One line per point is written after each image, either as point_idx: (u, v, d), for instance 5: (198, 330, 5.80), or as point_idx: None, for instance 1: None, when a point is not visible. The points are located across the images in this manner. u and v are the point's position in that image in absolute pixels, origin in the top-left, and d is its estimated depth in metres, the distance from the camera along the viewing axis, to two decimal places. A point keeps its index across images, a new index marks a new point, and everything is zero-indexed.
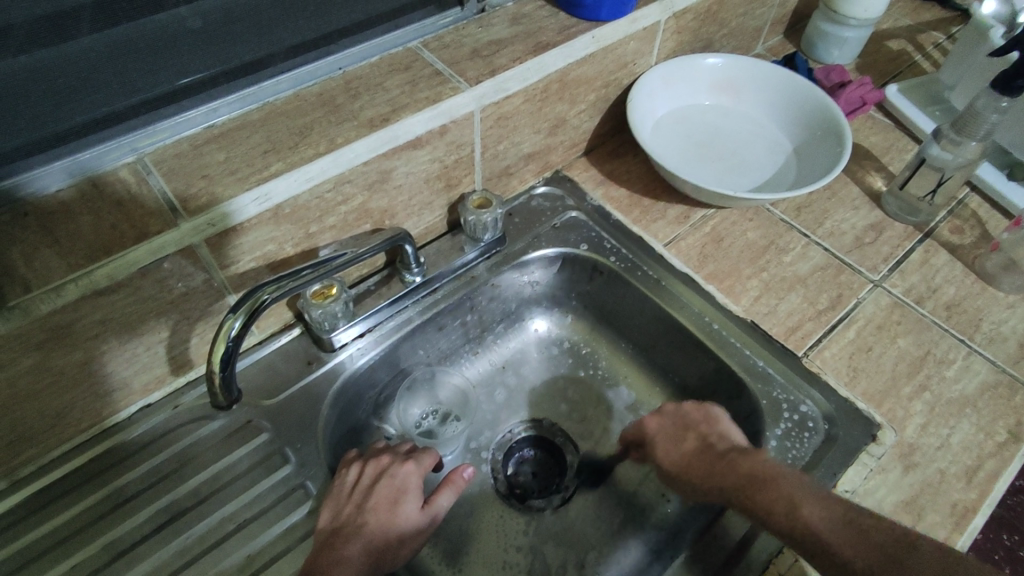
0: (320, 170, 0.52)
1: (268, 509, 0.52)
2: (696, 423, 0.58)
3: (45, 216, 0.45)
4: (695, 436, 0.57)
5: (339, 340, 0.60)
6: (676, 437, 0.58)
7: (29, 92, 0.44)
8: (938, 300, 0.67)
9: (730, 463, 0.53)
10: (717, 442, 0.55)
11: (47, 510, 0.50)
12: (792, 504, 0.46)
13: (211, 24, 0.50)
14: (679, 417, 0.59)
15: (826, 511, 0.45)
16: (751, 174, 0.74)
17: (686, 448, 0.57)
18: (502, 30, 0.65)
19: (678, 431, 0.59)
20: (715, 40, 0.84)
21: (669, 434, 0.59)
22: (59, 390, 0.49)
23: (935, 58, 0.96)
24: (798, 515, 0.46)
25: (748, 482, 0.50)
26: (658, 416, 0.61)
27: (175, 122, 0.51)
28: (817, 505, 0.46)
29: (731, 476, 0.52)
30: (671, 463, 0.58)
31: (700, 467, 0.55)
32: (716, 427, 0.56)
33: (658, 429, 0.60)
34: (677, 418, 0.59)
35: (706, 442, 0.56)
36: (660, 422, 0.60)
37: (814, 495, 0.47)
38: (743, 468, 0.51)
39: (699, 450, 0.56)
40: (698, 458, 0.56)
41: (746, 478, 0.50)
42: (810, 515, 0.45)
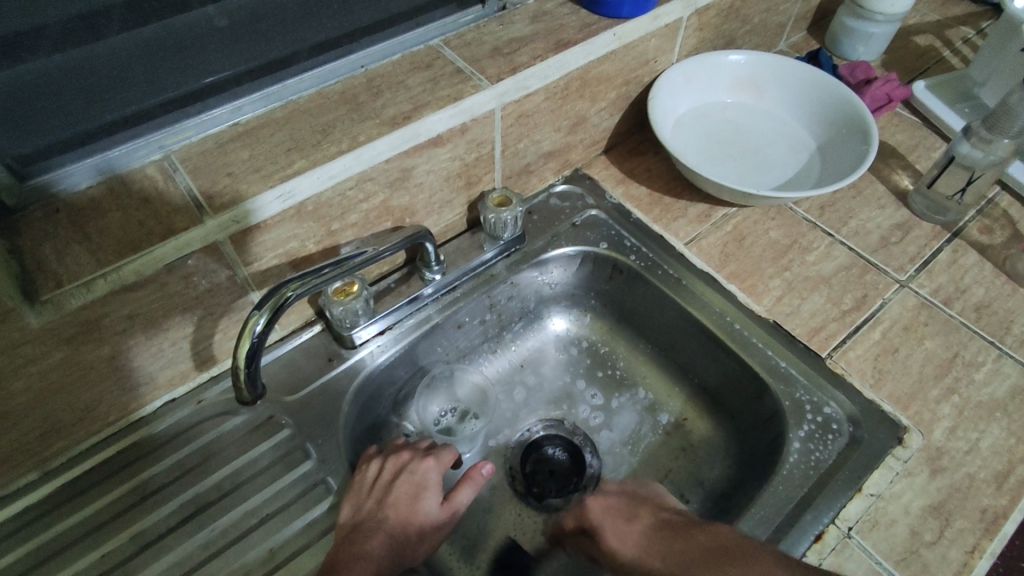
0: (342, 168, 0.52)
1: (290, 504, 0.53)
2: (642, 500, 0.58)
3: (76, 212, 0.46)
4: (642, 523, 0.56)
5: (360, 337, 0.61)
6: (622, 517, 0.57)
7: (62, 91, 0.45)
8: (967, 301, 0.65)
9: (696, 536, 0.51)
10: (662, 520, 0.55)
11: (76, 501, 0.51)
12: (760, 555, 0.45)
13: (237, 23, 0.51)
14: (624, 495, 0.59)
15: (790, 567, 0.44)
16: (775, 172, 0.73)
17: (638, 529, 0.55)
18: (524, 28, 0.65)
19: (624, 514, 0.57)
20: (737, 36, 0.83)
21: (615, 513, 0.58)
22: (87, 384, 0.50)
23: (964, 54, 0.94)
24: (767, 568, 0.44)
25: (712, 551, 0.47)
26: (599, 498, 0.60)
27: (201, 120, 0.52)
28: (778, 560, 0.45)
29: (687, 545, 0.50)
30: (613, 541, 0.55)
31: (643, 550, 0.53)
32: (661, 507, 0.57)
33: (602, 511, 0.58)
34: (620, 497, 0.59)
35: (652, 527, 0.55)
36: (603, 502, 0.59)
37: (773, 552, 0.46)
38: (705, 538, 0.50)
39: (652, 530, 0.54)
40: (646, 538, 0.53)
41: (713, 542, 0.48)
42: (776, 568, 0.44)
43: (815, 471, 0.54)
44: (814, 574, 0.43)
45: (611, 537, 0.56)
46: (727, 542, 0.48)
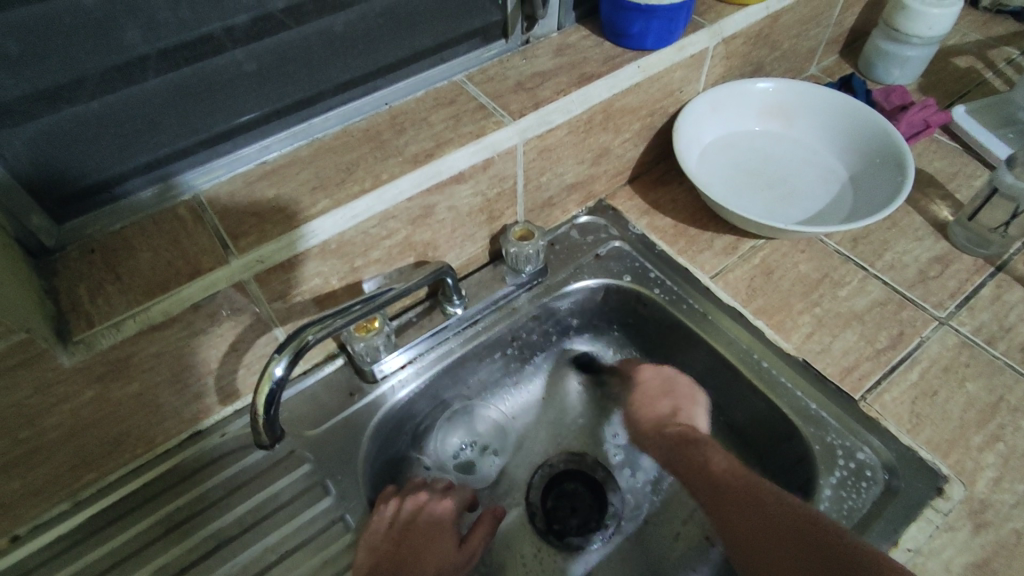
0: (365, 207, 0.53)
1: (309, 541, 0.53)
2: (681, 394, 0.65)
3: (109, 253, 0.48)
4: (672, 402, 0.65)
5: (382, 371, 0.61)
6: (659, 393, 0.66)
7: (99, 136, 0.46)
8: (1012, 340, 0.62)
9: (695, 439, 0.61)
10: (683, 420, 0.64)
11: (103, 533, 0.52)
12: (704, 462, 0.58)
13: (265, 65, 0.52)
14: (668, 380, 0.67)
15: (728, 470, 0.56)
16: (806, 203, 0.71)
17: (662, 409, 0.65)
18: (547, 61, 0.65)
19: (660, 391, 0.66)
20: (766, 63, 0.81)
21: (653, 388, 0.67)
22: (117, 418, 0.51)
23: (1007, 76, 0.90)
24: (706, 462, 0.57)
25: (685, 445, 0.61)
26: (652, 367, 0.69)
27: (229, 160, 0.54)
28: (719, 454, 0.58)
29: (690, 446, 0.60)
30: (640, 415, 0.67)
31: (658, 424, 0.65)
32: (685, 404, 0.65)
33: (646, 378, 0.68)
34: (664, 379, 0.67)
35: (672, 415, 0.64)
36: (651, 374, 0.68)
37: (721, 452, 0.59)
38: (688, 437, 0.61)
39: (657, 422, 0.65)
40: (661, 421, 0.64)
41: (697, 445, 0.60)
42: (712, 460, 0.57)
43: (848, 521, 0.52)
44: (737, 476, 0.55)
45: (643, 409, 0.67)
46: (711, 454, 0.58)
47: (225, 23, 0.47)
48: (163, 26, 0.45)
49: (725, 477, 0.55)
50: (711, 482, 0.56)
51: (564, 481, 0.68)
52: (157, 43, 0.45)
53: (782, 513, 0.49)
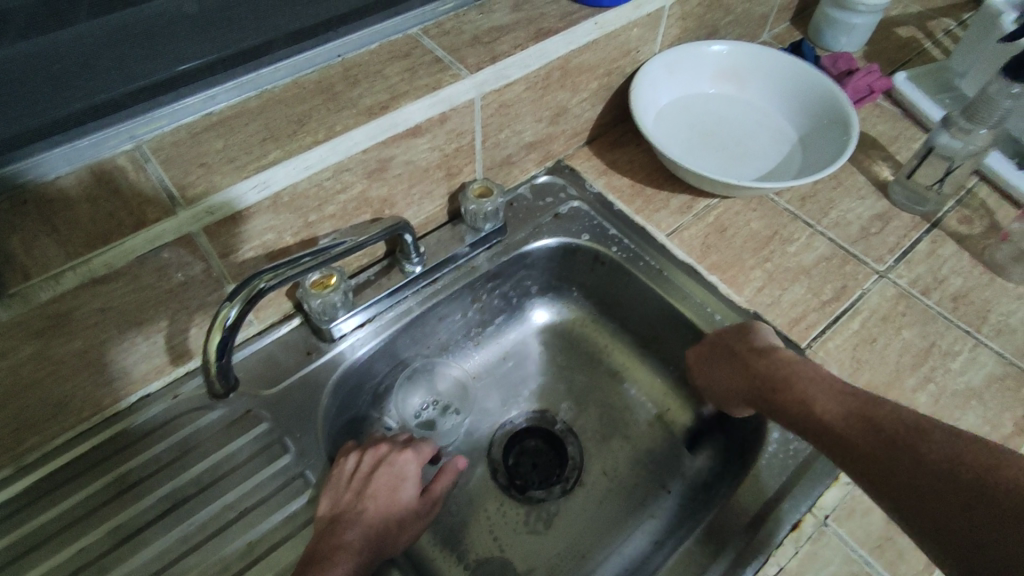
0: (319, 158, 0.52)
1: (268, 498, 0.52)
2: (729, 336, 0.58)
3: (45, 204, 0.44)
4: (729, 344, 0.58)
5: (340, 329, 0.60)
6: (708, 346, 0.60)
7: (32, 80, 0.46)
8: (945, 291, 0.66)
9: (766, 371, 0.53)
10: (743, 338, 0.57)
11: (50, 497, 0.50)
12: (807, 403, 0.49)
13: (206, 10, 0.53)
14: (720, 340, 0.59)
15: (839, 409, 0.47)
16: (757, 163, 0.73)
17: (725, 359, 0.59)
18: (504, 16, 0.64)
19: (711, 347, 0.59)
20: (720, 27, 0.83)
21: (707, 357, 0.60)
22: (60, 379, 0.49)
23: (945, 46, 0.94)
24: (813, 412, 0.48)
25: (785, 385, 0.52)
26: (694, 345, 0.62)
27: (174, 109, 0.51)
28: (829, 399, 0.48)
29: (768, 369, 0.53)
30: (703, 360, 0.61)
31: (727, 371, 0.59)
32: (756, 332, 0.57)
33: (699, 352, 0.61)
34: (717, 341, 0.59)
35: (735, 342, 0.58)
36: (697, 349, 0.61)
37: (830, 390, 0.49)
38: (766, 369, 0.53)
39: (722, 350, 0.58)
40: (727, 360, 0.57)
41: (786, 379, 0.52)
42: (822, 409, 0.48)
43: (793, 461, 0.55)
44: (857, 415, 0.45)
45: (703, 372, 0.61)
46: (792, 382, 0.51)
47: None
48: None
49: (840, 418, 0.46)
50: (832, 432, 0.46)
51: (526, 438, 0.70)
52: None
53: (829, 415, 0.47)
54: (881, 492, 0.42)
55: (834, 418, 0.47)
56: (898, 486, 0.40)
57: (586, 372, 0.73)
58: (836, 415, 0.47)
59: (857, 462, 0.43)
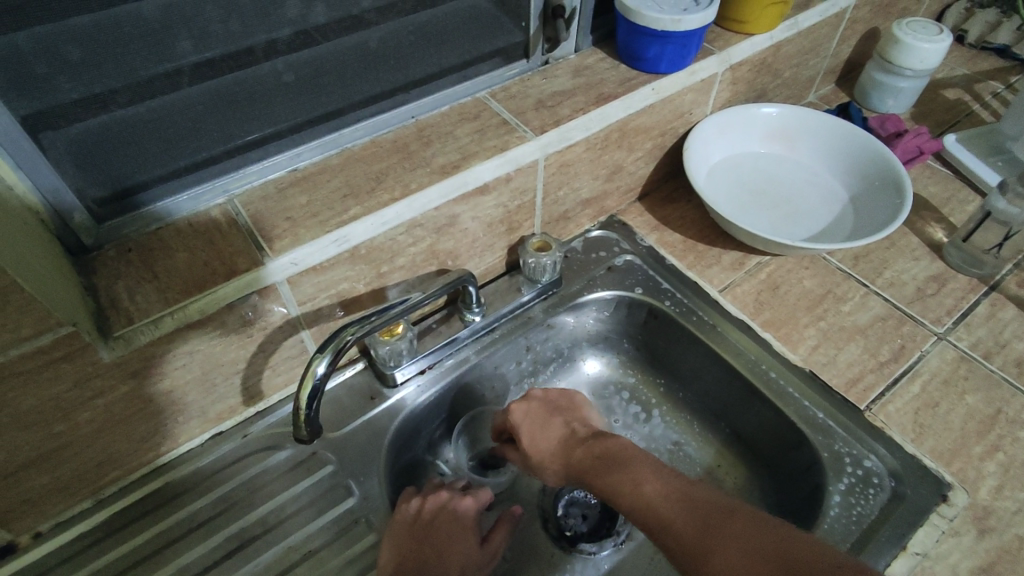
0: (395, 214, 0.55)
1: (331, 541, 0.53)
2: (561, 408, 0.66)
3: (145, 251, 0.49)
4: (559, 420, 0.65)
5: (402, 375, 0.62)
6: (540, 422, 0.65)
7: (144, 138, 0.48)
8: (1007, 355, 0.65)
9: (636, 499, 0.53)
10: (580, 427, 0.64)
11: (127, 530, 0.52)
12: (663, 523, 0.49)
13: (301, 76, 0.54)
14: (543, 403, 0.66)
15: (692, 529, 0.47)
16: (808, 223, 0.74)
17: (554, 430, 0.64)
18: (566, 81, 0.68)
19: (554, 435, 0.64)
20: (769, 89, 0.86)
21: (537, 416, 0.65)
22: (145, 417, 0.52)
23: (994, 108, 0.95)
24: (665, 523, 0.49)
25: (642, 510, 0.52)
26: (522, 403, 0.66)
27: (263, 166, 0.55)
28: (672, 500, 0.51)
29: (618, 448, 0.57)
30: (541, 445, 0.63)
31: (563, 449, 0.62)
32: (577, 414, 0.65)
33: (524, 412, 0.65)
34: (541, 404, 0.66)
35: (569, 432, 0.64)
36: (526, 404, 0.66)
37: (682, 506, 0.50)
38: (615, 449, 0.57)
39: (566, 437, 0.63)
40: (559, 445, 0.63)
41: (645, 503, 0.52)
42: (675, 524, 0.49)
43: (857, 527, 0.54)
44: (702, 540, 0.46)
45: (540, 443, 0.64)
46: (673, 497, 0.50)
47: (269, 36, 0.50)
48: (214, 36, 0.47)
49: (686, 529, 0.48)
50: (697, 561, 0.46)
51: (576, 490, 0.69)
52: (206, 51, 0.47)
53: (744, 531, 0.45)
54: None
55: (694, 542, 0.47)
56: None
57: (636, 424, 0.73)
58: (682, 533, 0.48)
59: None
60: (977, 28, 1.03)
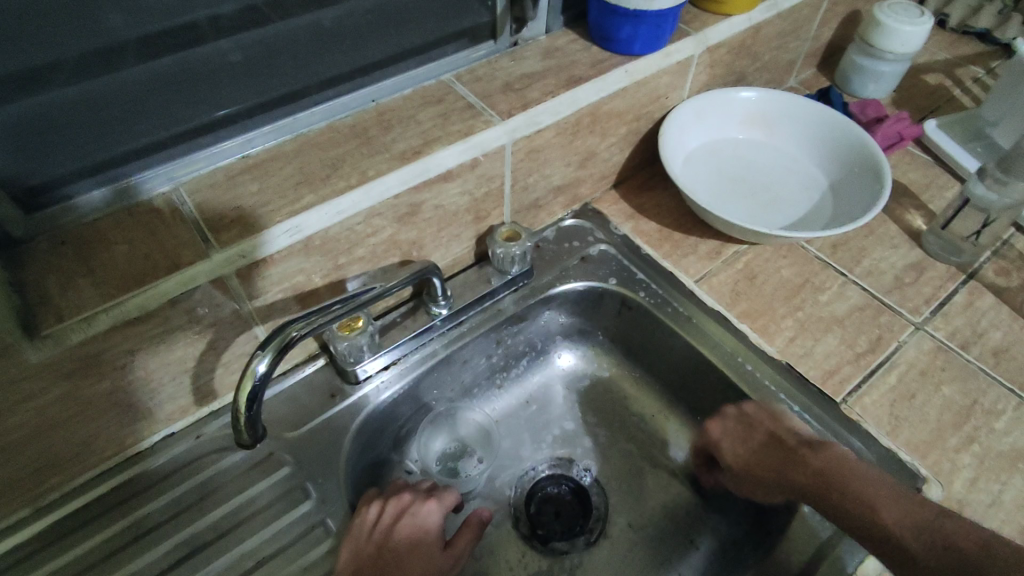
0: (351, 203, 0.52)
1: (288, 546, 0.51)
2: (761, 418, 0.58)
3: (80, 245, 0.46)
4: (764, 431, 0.57)
5: (364, 372, 0.60)
6: (739, 438, 0.59)
7: (76, 123, 0.45)
8: (985, 345, 0.64)
9: (836, 468, 0.51)
10: (789, 438, 0.55)
11: (69, 539, 0.50)
12: (865, 504, 0.48)
13: (250, 58, 0.52)
14: (741, 416, 0.59)
15: (905, 518, 0.46)
16: (786, 211, 0.73)
17: (759, 438, 0.57)
18: (535, 64, 0.65)
19: (739, 433, 0.59)
20: (748, 73, 0.83)
21: (735, 432, 0.59)
22: (86, 419, 0.49)
23: (974, 93, 0.94)
24: (875, 516, 0.47)
25: (823, 479, 0.51)
26: (718, 420, 0.61)
27: (211, 152, 0.52)
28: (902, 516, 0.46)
29: (828, 464, 0.51)
30: (739, 454, 0.59)
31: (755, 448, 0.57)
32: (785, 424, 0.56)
33: (720, 430, 0.60)
34: (739, 416, 0.59)
35: (772, 438, 0.56)
36: (722, 423, 0.60)
37: (881, 490, 0.48)
38: (824, 464, 0.51)
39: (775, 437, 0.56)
40: (765, 454, 0.56)
41: (823, 476, 0.51)
42: (885, 518, 0.46)
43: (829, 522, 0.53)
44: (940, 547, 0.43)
45: (740, 458, 0.58)
46: (900, 491, 0.48)
47: (210, 12, 0.47)
48: (146, 11, 0.43)
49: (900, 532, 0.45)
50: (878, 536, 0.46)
51: (549, 485, 0.68)
52: (139, 27, 0.44)
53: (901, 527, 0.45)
54: None
55: (903, 531, 0.45)
56: None
57: (612, 418, 0.72)
58: (892, 517, 0.46)
59: None
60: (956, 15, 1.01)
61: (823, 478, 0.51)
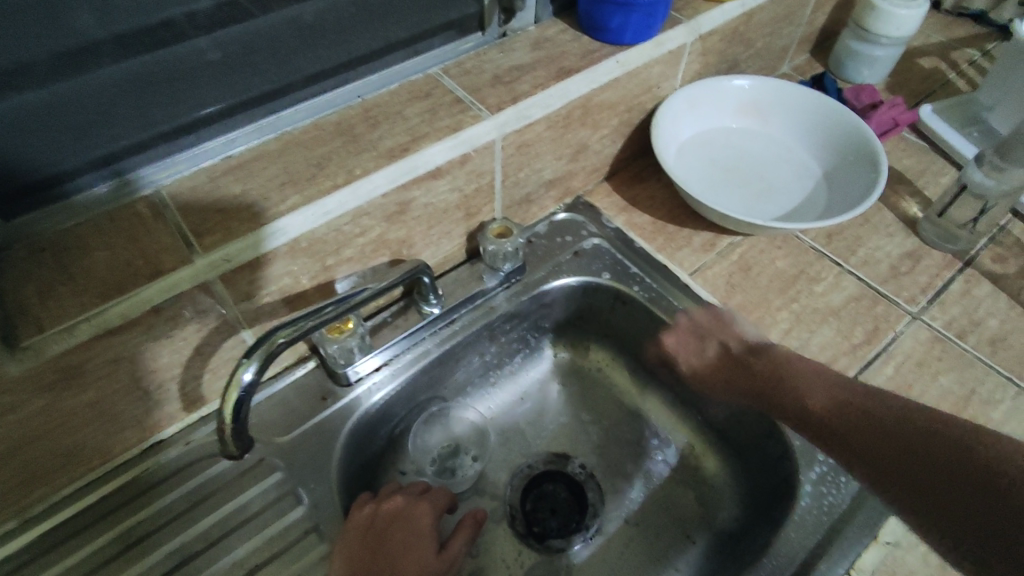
0: (338, 204, 0.51)
1: (282, 552, 0.51)
2: (709, 328, 0.62)
3: (60, 252, 0.45)
4: (715, 340, 0.62)
5: (356, 373, 0.59)
6: (693, 339, 0.63)
7: (49, 126, 0.44)
8: (982, 334, 0.63)
9: (791, 381, 0.54)
10: (734, 345, 0.61)
11: (58, 551, 0.49)
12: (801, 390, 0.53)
13: (231, 55, 0.49)
14: (693, 326, 0.63)
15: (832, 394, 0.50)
16: (780, 201, 0.72)
17: (710, 351, 0.62)
18: (524, 55, 0.64)
19: (695, 333, 0.63)
20: (741, 60, 0.82)
21: (691, 343, 0.63)
22: (71, 429, 0.48)
23: (970, 76, 0.93)
24: (801, 396, 0.52)
25: (772, 371, 0.56)
26: (674, 334, 0.63)
27: (192, 154, 0.50)
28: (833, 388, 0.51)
29: (772, 363, 0.57)
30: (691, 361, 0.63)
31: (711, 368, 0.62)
32: (730, 332, 0.62)
33: (677, 344, 0.63)
34: (692, 329, 0.63)
35: (722, 351, 0.61)
36: (677, 337, 0.63)
37: (820, 382, 0.52)
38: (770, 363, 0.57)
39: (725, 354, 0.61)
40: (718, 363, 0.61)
41: (774, 371, 0.56)
42: (814, 399, 0.51)
43: (828, 518, 0.53)
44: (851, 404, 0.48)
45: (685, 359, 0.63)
46: (838, 382, 0.52)
47: (186, 8, 0.45)
48: (118, 9, 0.42)
49: (829, 400, 0.50)
50: (806, 412, 0.51)
51: (545, 482, 0.67)
52: (112, 26, 0.42)
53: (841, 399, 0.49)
54: (891, 473, 0.43)
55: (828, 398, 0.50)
56: (908, 459, 0.42)
57: (607, 413, 0.71)
58: (837, 418, 0.48)
59: (853, 451, 0.46)
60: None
61: (781, 395, 0.54)
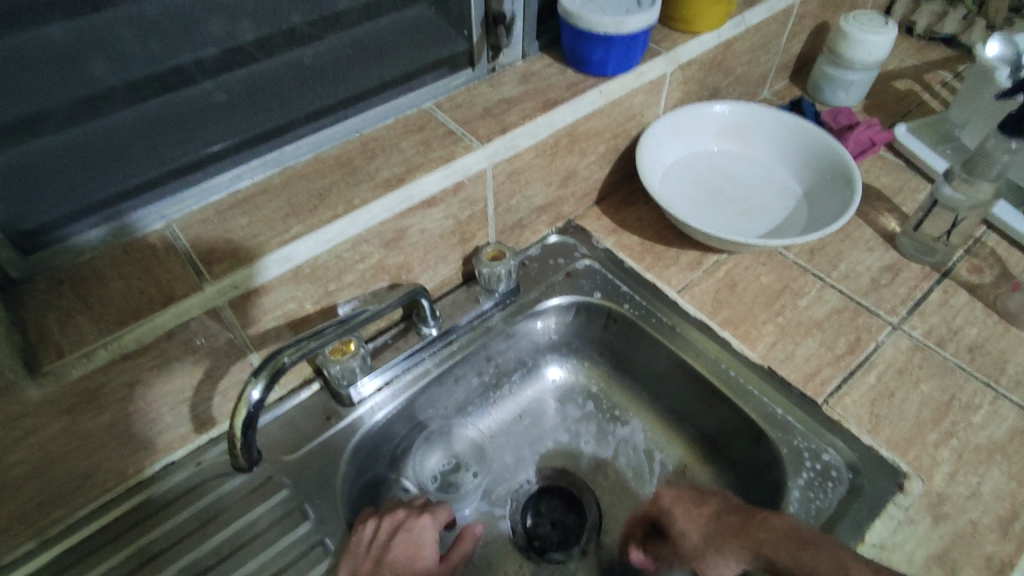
0: (338, 232, 0.54)
1: (289, 566, 0.52)
2: (706, 498, 0.58)
3: (79, 283, 0.48)
4: (703, 509, 0.57)
5: (358, 394, 0.61)
6: (693, 503, 0.58)
7: (67, 166, 0.48)
8: (960, 342, 0.65)
9: (811, 549, 0.47)
10: (756, 515, 0.53)
11: (72, 571, 0.51)
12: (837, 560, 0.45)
13: (234, 97, 0.54)
14: (685, 494, 0.59)
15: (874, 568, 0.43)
16: (762, 219, 0.75)
17: (703, 512, 0.57)
18: (513, 89, 0.68)
19: (694, 499, 0.58)
20: (721, 88, 0.86)
21: (680, 503, 0.59)
22: (88, 451, 0.51)
23: (943, 97, 0.97)
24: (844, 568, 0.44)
25: (797, 537, 0.48)
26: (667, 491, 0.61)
27: (203, 189, 0.54)
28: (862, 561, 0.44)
29: (792, 527, 0.49)
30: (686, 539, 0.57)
31: (711, 532, 0.55)
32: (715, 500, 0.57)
33: (670, 498, 0.60)
34: (684, 495, 0.59)
35: (715, 516, 0.56)
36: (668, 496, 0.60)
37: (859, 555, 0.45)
38: (789, 528, 0.49)
39: (716, 515, 0.56)
40: (716, 526, 0.55)
41: (803, 537, 0.48)
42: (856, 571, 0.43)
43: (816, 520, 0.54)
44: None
45: (680, 530, 0.58)
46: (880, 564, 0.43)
47: (196, 55, 0.49)
48: (132, 59, 0.46)
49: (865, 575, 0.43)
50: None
51: (543, 498, 0.69)
52: (126, 74, 0.46)
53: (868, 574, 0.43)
54: None
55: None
56: None
57: (603, 430, 0.73)
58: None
59: None
60: (900, 10, 1.07)
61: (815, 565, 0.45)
